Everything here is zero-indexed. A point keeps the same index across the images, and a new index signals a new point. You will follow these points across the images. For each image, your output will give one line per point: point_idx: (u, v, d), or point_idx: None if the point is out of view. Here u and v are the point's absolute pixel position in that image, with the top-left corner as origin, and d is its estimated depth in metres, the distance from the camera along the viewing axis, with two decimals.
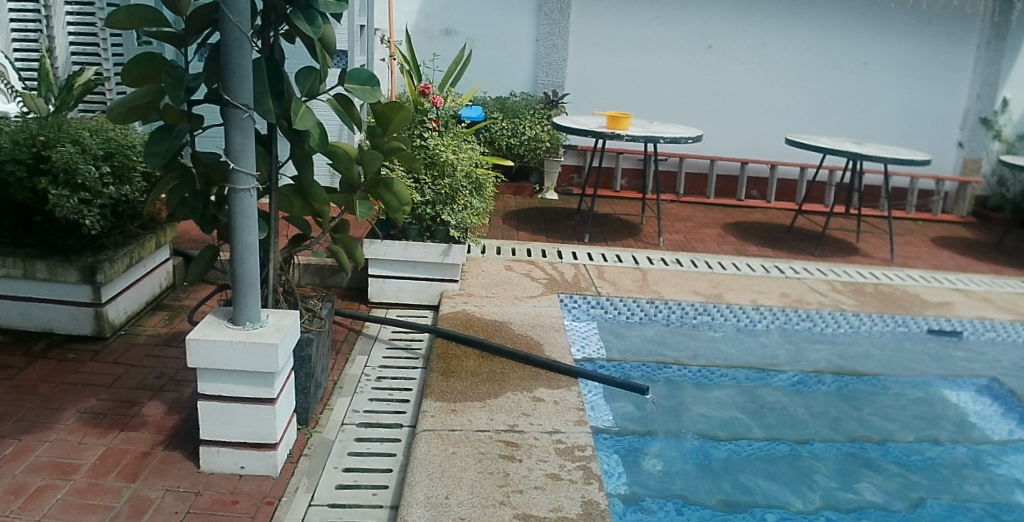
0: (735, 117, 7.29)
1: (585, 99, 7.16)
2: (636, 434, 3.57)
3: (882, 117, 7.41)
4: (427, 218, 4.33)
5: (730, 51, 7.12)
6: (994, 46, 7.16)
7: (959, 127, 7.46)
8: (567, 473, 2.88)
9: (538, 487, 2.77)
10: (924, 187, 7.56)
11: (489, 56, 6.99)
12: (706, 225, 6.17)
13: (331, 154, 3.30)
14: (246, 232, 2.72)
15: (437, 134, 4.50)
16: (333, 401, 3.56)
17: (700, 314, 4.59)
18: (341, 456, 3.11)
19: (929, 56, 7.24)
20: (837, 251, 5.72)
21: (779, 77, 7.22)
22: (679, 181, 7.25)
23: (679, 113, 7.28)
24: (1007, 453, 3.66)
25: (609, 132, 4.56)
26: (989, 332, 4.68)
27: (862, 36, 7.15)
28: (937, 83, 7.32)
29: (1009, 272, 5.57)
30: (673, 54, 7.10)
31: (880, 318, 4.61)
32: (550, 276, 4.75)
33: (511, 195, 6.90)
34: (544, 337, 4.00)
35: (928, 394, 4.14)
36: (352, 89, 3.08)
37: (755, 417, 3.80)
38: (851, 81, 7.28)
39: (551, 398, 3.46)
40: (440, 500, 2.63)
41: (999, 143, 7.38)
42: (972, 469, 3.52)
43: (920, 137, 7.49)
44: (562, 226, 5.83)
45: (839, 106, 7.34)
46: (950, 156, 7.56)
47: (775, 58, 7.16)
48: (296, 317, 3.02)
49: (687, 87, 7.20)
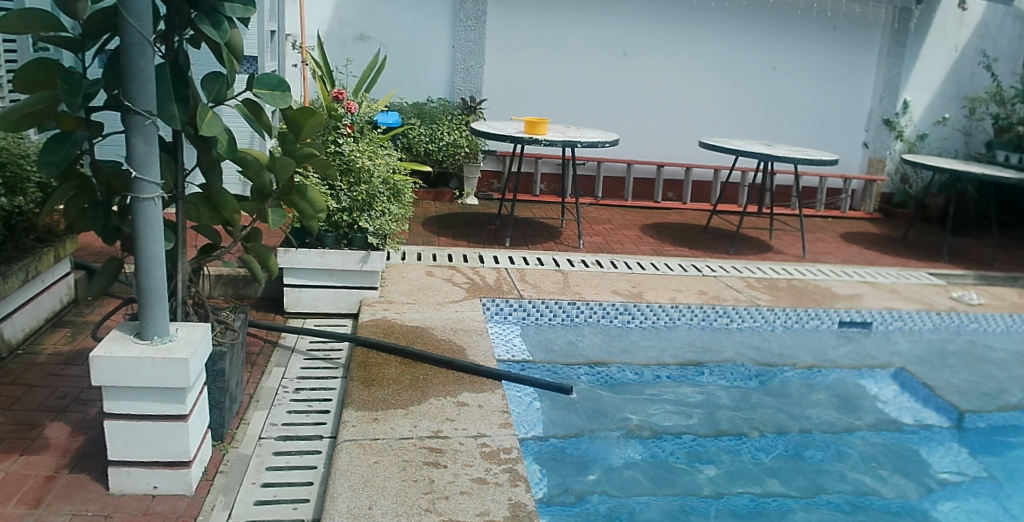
0: (651, 121, 7.42)
1: (502, 103, 7.10)
2: (561, 436, 3.57)
3: (791, 122, 7.69)
4: (344, 225, 4.20)
5: (643, 58, 7.23)
6: (894, 51, 7.53)
7: (865, 128, 7.80)
8: (493, 477, 2.87)
9: (464, 493, 2.75)
10: (833, 187, 7.84)
11: (403, 60, 6.82)
12: (625, 227, 6.23)
13: (239, 161, 3.24)
14: (152, 244, 2.63)
15: (353, 140, 4.33)
16: (249, 415, 3.46)
17: (621, 314, 4.54)
18: (259, 471, 3.02)
19: (835, 62, 7.56)
20: (751, 249, 5.85)
21: (694, 84, 7.40)
22: (598, 183, 7.28)
23: (597, 119, 7.33)
24: (917, 440, 3.86)
25: (527, 137, 4.43)
26: (897, 322, 4.87)
27: (771, 42, 7.41)
28: (843, 88, 7.65)
29: (914, 264, 5.83)
30: (589, 58, 7.14)
31: (794, 312, 4.70)
32: (472, 280, 4.63)
33: (429, 200, 6.75)
34: (467, 341, 3.97)
35: (846, 386, 4.29)
36: (261, 94, 3.04)
37: (681, 416, 3.85)
38: (762, 87, 7.53)
39: (475, 402, 3.45)
40: (363, 512, 2.58)
41: (901, 143, 7.76)
42: (885, 455, 3.70)
43: (827, 137, 7.78)
44: (483, 230, 5.74)
45: (751, 109, 7.58)
46: (856, 156, 7.89)
47: (689, 63, 7.33)
48: (208, 327, 2.93)
49: (606, 92, 7.26)
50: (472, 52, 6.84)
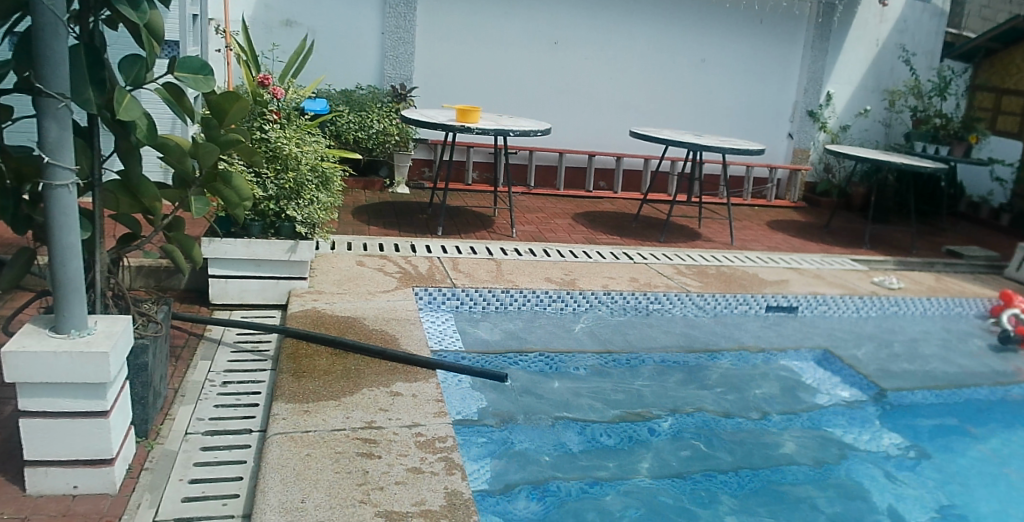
0: (583, 111, 7.49)
1: (433, 90, 7.01)
2: (494, 424, 3.56)
3: (718, 111, 7.88)
4: (271, 214, 4.14)
5: (574, 48, 7.27)
6: (818, 45, 7.81)
7: (790, 120, 8.07)
8: (428, 465, 2.88)
9: (399, 483, 2.74)
10: (759, 175, 8.07)
11: (330, 45, 6.64)
12: (557, 216, 6.27)
13: (160, 147, 3.16)
14: (66, 233, 2.42)
15: (280, 126, 4.24)
16: (174, 409, 3.38)
17: (554, 301, 4.57)
18: (186, 468, 2.95)
19: (762, 54, 7.80)
20: (681, 237, 5.97)
21: (624, 74, 7.49)
22: (530, 172, 7.28)
23: (529, 109, 7.34)
24: (840, 417, 4.01)
25: (459, 125, 4.43)
26: (821, 306, 5.03)
27: (701, 34, 7.56)
28: (768, 80, 7.91)
29: (837, 251, 6.04)
30: (521, 48, 7.13)
31: (723, 298, 4.81)
32: (404, 270, 4.58)
33: (359, 188, 6.62)
34: (399, 331, 3.91)
35: (774, 368, 4.42)
36: (183, 78, 2.95)
37: (616, 400, 3.90)
38: (691, 77, 7.69)
39: (409, 392, 3.43)
40: (295, 505, 2.55)
41: (824, 133, 8.05)
42: (810, 434, 3.83)
43: (753, 128, 8.03)
44: (414, 219, 5.67)
45: (680, 100, 7.73)
46: (782, 146, 8.16)
47: (620, 54, 7.41)
48: (129, 319, 2.80)
49: (537, 82, 7.27)
50: (402, 38, 6.73)
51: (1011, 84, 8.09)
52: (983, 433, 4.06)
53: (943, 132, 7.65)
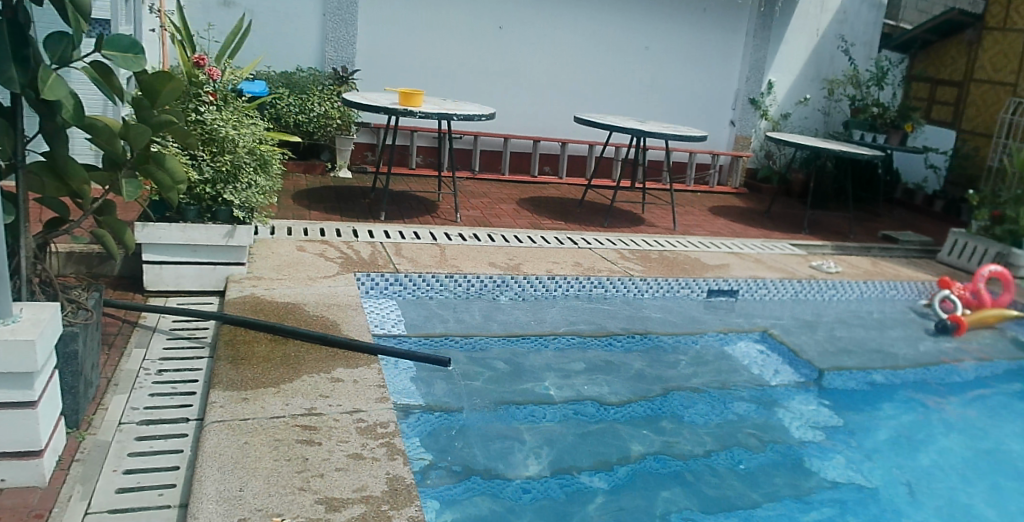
0: (529, 97, 7.49)
1: (376, 73, 6.91)
2: (438, 408, 3.52)
3: (661, 98, 7.97)
4: (207, 198, 4.06)
5: (518, 33, 7.25)
6: (760, 34, 7.97)
7: (732, 107, 8.23)
8: (369, 452, 2.85)
9: (339, 470, 2.71)
10: (702, 162, 8.22)
11: (269, 26, 6.51)
12: (502, 201, 6.27)
13: (88, 128, 3.02)
14: None
15: (217, 108, 4.14)
16: (107, 399, 3.28)
17: (499, 286, 4.57)
18: (120, 458, 2.86)
19: (705, 43, 7.92)
20: (624, 222, 6.03)
21: (570, 61, 7.51)
22: (474, 157, 7.26)
23: (475, 94, 7.29)
24: (779, 398, 4.11)
25: (402, 109, 4.38)
26: (762, 290, 5.14)
27: (645, 22, 7.63)
28: (710, 68, 8.04)
29: (777, 236, 6.17)
30: (466, 32, 7.08)
31: (666, 282, 4.88)
32: (345, 255, 4.53)
33: (300, 172, 6.51)
34: (340, 317, 3.85)
35: (716, 351, 4.50)
36: (111, 57, 2.79)
37: (561, 382, 3.92)
38: (636, 65, 7.75)
39: (350, 378, 3.39)
40: (234, 494, 2.49)
41: (766, 121, 8.23)
42: (752, 414, 3.91)
43: (696, 115, 8.15)
44: (357, 204, 5.60)
45: (624, 87, 7.79)
46: (723, 133, 8.31)
47: (566, 39, 7.43)
48: (57, 307, 2.68)
49: (482, 67, 7.23)
50: (343, 20, 6.63)
51: (945, 74, 8.48)
52: (915, 411, 4.22)
53: (880, 121, 7.88)
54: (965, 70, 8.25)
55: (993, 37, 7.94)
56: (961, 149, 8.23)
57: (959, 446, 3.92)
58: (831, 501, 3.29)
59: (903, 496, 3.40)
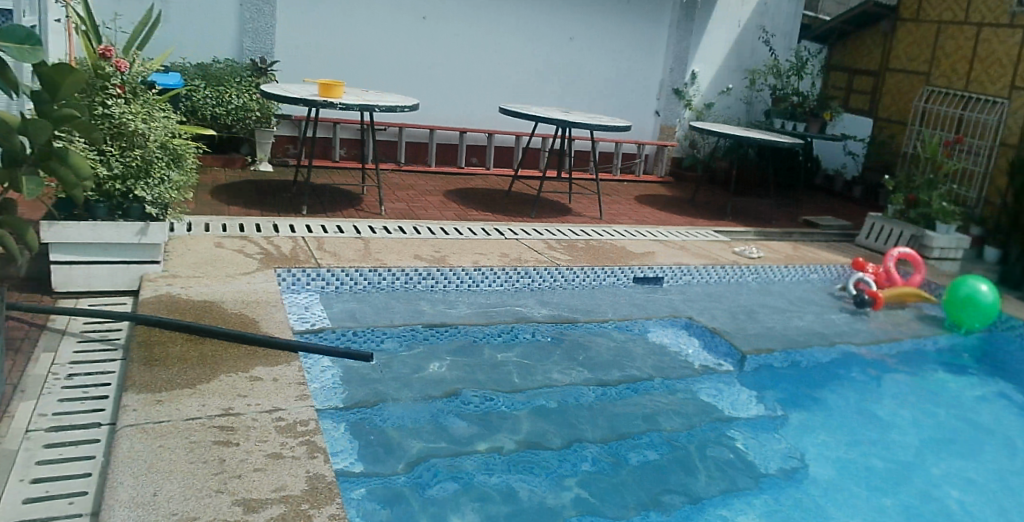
0: (456, 88, 7.46)
1: (297, 65, 6.77)
2: (361, 405, 3.47)
3: (587, 88, 8.04)
4: (117, 194, 3.92)
5: (442, 23, 7.19)
6: (683, 25, 8.17)
7: (657, 97, 8.37)
8: (289, 450, 2.78)
9: (258, 470, 2.63)
10: (628, 151, 8.34)
11: (184, 16, 6.29)
12: (428, 194, 6.24)
13: None
14: None
15: (125, 101, 3.96)
16: (13, 405, 3.11)
17: (424, 279, 4.56)
18: (27, 467, 2.72)
19: (630, 34, 8.04)
20: (551, 212, 6.07)
21: (497, 51, 7.52)
22: (400, 148, 7.18)
23: (399, 85, 7.21)
24: (705, 383, 4.20)
25: (322, 101, 4.33)
26: (686, 276, 5.27)
27: (570, 12, 7.69)
28: (635, 59, 8.15)
29: (702, 223, 6.32)
30: (389, 23, 6.99)
31: (592, 271, 4.96)
32: (266, 251, 4.44)
33: (218, 167, 6.33)
34: (260, 314, 3.76)
35: (642, 337, 4.58)
36: (5, 47, 2.55)
37: (491, 374, 3.91)
38: (561, 56, 7.81)
39: (270, 376, 3.30)
40: (147, 499, 2.38)
41: (689, 111, 8.43)
42: (678, 400, 3.99)
43: (622, 105, 8.26)
44: (279, 199, 5.49)
45: (549, 78, 7.84)
46: (649, 123, 8.44)
47: (491, 30, 7.42)
48: None
49: (407, 58, 7.16)
50: (260, 11, 6.48)
51: (861, 64, 8.91)
52: (836, 393, 4.36)
53: (800, 110, 8.16)
54: (880, 60, 8.67)
55: (905, 29, 8.35)
56: (878, 137, 8.72)
57: (877, 426, 4.08)
58: (755, 483, 3.37)
59: (823, 475, 3.51)
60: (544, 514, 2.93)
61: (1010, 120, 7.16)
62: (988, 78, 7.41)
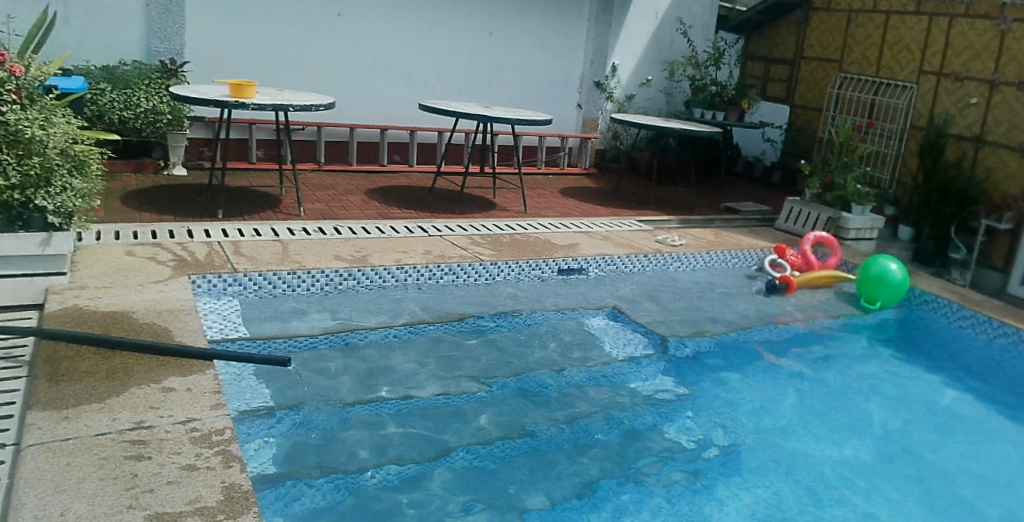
0: (379, 85, 7.40)
1: (210, 64, 6.59)
2: (280, 410, 3.40)
3: (510, 83, 8.10)
4: (15, 205, 3.74)
5: (358, 19, 7.11)
6: (602, 19, 8.30)
7: (578, 91, 8.47)
8: (203, 461, 2.70)
9: (171, 483, 2.55)
10: (551, 145, 8.46)
11: (88, 16, 6.06)
12: (349, 193, 6.19)
13: None
14: None
15: (21, 106, 3.82)
16: None
17: (346, 279, 4.53)
18: None
19: (550, 29, 8.13)
20: (476, 208, 6.10)
21: (418, 47, 7.49)
22: (319, 148, 7.09)
23: (318, 83, 7.11)
24: (629, 369, 4.30)
25: (234, 101, 4.24)
26: (610, 266, 5.38)
27: (489, 6, 7.71)
28: (554, 53, 8.25)
29: (624, 213, 6.45)
30: (305, 20, 6.87)
31: (516, 265, 5.01)
32: (179, 258, 4.33)
33: (129, 172, 6.12)
34: (173, 323, 3.66)
35: (568, 328, 4.65)
36: None
37: (418, 372, 3.92)
38: (482, 50, 7.83)
39: (183, 386, 3.22)
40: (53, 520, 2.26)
41: (611, 103, 8.59)
42: (603, 388, 4.08)
43: (545, 100, 8.35)
44: (193, 203, 5.35)
45: (471, 73, 7.85)
46: (572, 116, 8.55)
47: (411, 25, 7.38)
48: None
49: (326, 56, 7.06)
50: (168, 10, 6.29)
51: (777, 53, 9.22)
52: (756, 375, 4.51)
53: (718, 99, 8.39)
54: (795, 49, 8.97)
55: (818, 18, 8.65)
56: (794, 123, 9.05)
57: (793, 405, 4.24)
58: (680, 467, 3.48)
59: (743, 456, 3.65)
60: (469, 511, 2.95)
61: (918, 104, 7.52)
62: (897, 64, 7.75)
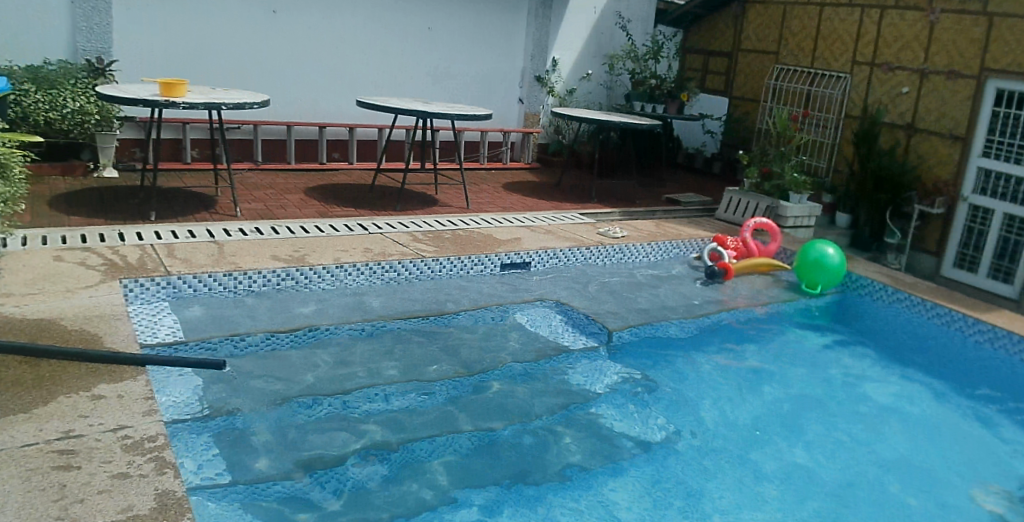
0: (318, 82, 7.33)
1: (140, 62, 6.42)
2: (216, 415, 3.35)
3: (451, 78, 8.12)
4: None
5: (292, 15, 7.01)
6: (541, 13, 8.39)
7: (519, 86, 8.56)
8: (136, 469, 2.64)
9: (102, 491, 2.48)
10: (494, 140, 8.52)
11: (10, 13, 5.85)
12: (288, 192, 6.13)
13: None
14: None
15: None
16: None
17: (284, 279, 4.50)
18: None
19: (489, 25, 8.17)
20: (417, 204, 6.11)
21: (355, 43, 7.43)
22: (256, 147, 7.00)
23: (254, 81, 7.00)
24: (572, 361, 4.38)
25: (163, 100, 4.16)
26: (552, 259, 5.46)
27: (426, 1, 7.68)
28: (495, 48, 8.29)
29: (567, 207, 6.53)
30: (240, 16, 6.75)
31: (457, 260, 5.05)
32: (110, 262, 4.24)
33: (57, 175, 5.95)
34: (103, 329, 3.58)
35: (512, 323, 4.71)
36: None
37: (361, 371, 3.91)
38: (421, 46, 7.81)
39: (114, 393, 3.14)
40: None
41: (552, 97, 8.69)
42: (546, 381, 4.14)
43: (487, 95, 8.40)
44: (124, 205, 5.24)
45: (411, 70, 7.83)
46: (513, 111, 8.62)
47: (347, 22, 7.31)
48: None
49: (262, 53, 6.96)
50: (95, 8, 6.11)
51: (715, 46, 9.42)
52: (697, 364, 4.62)
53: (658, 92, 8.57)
54: (733, 41, 9.17)
55: (754, 10, 8.85)
56: (733, 114, 9.26)
57: (732, 392, 4.37)
58: (623, 457, 3.57)
59: (683, 444, 3.76)
60: (414, 510, 2.96)
61: (853, 94, 7.77)
62: (832, 55, 7.98)
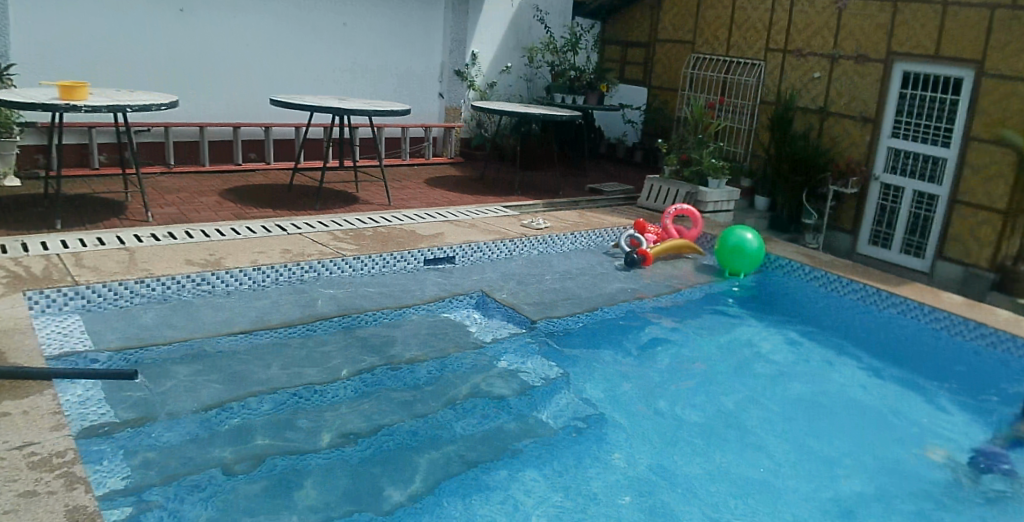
0: (232, 80, 7.20)
1: (39, 64, 6.17)
2: (131, 426, 3.30)
3: (371, 74, 8.08)
4: None
5: (201, 12, 6.84)
6: (460, 8, 8.42)
7: (440, 80, 8.59)
8: (44, 485, 2.58)
9: (8, 511, 2.42)
10: (416, 135, 8.54)
11: None
12: (202, 194, 6.02)
13: None
14: None
15: None
16: None
17: (199, 284, 4.44)
18: None
19: (407, 20, 8.16)
20: (337, 203, 6.09)
21: (269, 41, 7.31)
22: (167, 149, 6.83)
23: (165, 82, 6.82)
24: (495, 352, 4.49)
25: (63, 104, 4.02)
26: (476, 253, 5.54)
27: None
28: (415, 42, 8.29)
29: (489, 200, 6.61)
30: (147, 13, 6.55)
31: (379, 258, 5.08)
32: (12, 273, 4.09)
33: None
34: (6, 343, 3.45)
35: (435, 318, 4.78)
36: None
37: (282, 373, 3.91)
38: (336, 42, 7.73)
39: (19, 409, 3.04)
40: None
41: (473, 91, 8.76)
42: (470, 373, 4.24)
43: (408, 90, 8.40)
44: (27, 214, 5.06)
45: (329, 66, 7.76)
46: (435, 106, 8.66)
47: (259, 19, 7.19)
48: None
49: (172, 53, 6.78)
50: None
51: (633, 37, 9.63)
52: (618, 348, 4.79)
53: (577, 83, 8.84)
54: (650, 32, 9.40)
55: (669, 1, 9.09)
56: (653, 103, 9.49)
57: (652, 373, 4.56)
58: (546, 441, 3.70)
59: (604, 426, 3.92)
60: (341, 509, 3.00)
61: (767, 81, 8.08)
62: (745, 44, 8.28)
